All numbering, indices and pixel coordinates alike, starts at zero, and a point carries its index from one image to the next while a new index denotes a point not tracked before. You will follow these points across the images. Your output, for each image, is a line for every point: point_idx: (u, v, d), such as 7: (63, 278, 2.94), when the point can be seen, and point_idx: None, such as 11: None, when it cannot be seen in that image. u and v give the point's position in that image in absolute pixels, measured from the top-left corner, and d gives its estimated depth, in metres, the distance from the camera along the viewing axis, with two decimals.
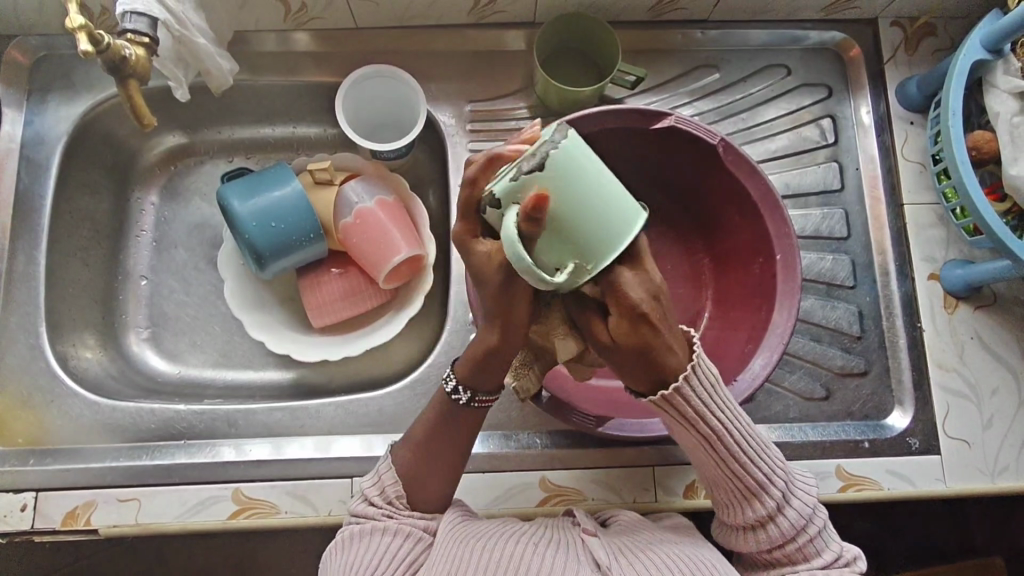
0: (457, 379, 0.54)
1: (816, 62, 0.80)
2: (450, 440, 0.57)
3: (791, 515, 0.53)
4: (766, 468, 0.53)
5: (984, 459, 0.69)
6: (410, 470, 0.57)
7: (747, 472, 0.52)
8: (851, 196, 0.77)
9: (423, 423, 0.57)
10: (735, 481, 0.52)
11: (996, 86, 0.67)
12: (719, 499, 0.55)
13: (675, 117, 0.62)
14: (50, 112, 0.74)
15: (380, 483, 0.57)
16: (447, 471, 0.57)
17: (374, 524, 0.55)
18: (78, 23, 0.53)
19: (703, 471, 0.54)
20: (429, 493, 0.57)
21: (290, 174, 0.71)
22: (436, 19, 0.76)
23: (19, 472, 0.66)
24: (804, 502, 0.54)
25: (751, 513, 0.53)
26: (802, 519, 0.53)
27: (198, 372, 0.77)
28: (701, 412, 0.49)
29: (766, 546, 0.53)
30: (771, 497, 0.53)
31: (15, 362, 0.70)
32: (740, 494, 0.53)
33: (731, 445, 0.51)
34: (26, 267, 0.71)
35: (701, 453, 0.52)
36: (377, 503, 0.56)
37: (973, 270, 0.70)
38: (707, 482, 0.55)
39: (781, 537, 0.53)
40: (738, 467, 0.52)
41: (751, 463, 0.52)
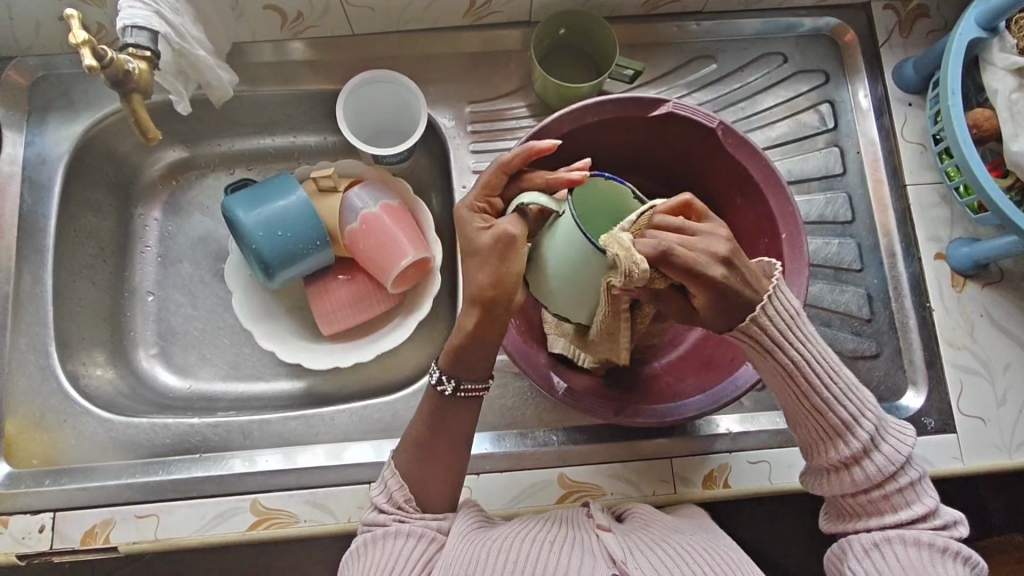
0: (440, 370, 0.56)
1: (812, 48, 0.80)
2: (441, 443, 0.57)
3: (883, 462, 0.52)
4: (853, 409, 0.52)
5: (1001, 435, 0.69)
6: (411, 471, 0.57)
7: (833, 413, 0.52)
8: (854, 180, 0.77)
9: (419, 425, 0.58)
10: (821, 422, 0.53)
11: (993, 64, 0.68)
12: (804, 440, 0.55)
13: (672, 103, 0.62)
14: (51, 131, 0.74)
15: (387, 490, 0.57)
16: (446, 471, 0.57)
17: (384, 528, 0.54)
18: (82, 39, 0.53)
19: (790, 410, 0.54)
20: (430, 494, 0.57)
21: (294, 182, 0.71)
22: (433, 22, 0.76)
23: (34, 493, 0.66)
24: (896, 449, 0.52)
25: (836, 456, 0.53)
26: (893, 467, 0.52)
27: (209, 386, 0.77)
28: (778, 341, 0.50)
29: (850, 489, 0.53)
30: (858, 439, 0.52)
31: (26, 382, 0.69)
32: (828, 433, 0.53)
33: (811, 382, 0.52)
34: (33, 288, 0.71)
35: (779, 390, 0.53)
36: (385, 509, 0.56)
37: (979, 247, 0.70)
38: (791, 425, 0.55)
39: (868, 483, 0.52)
40: (824, 407, 0.52)
41: (835, 404, 0.52)
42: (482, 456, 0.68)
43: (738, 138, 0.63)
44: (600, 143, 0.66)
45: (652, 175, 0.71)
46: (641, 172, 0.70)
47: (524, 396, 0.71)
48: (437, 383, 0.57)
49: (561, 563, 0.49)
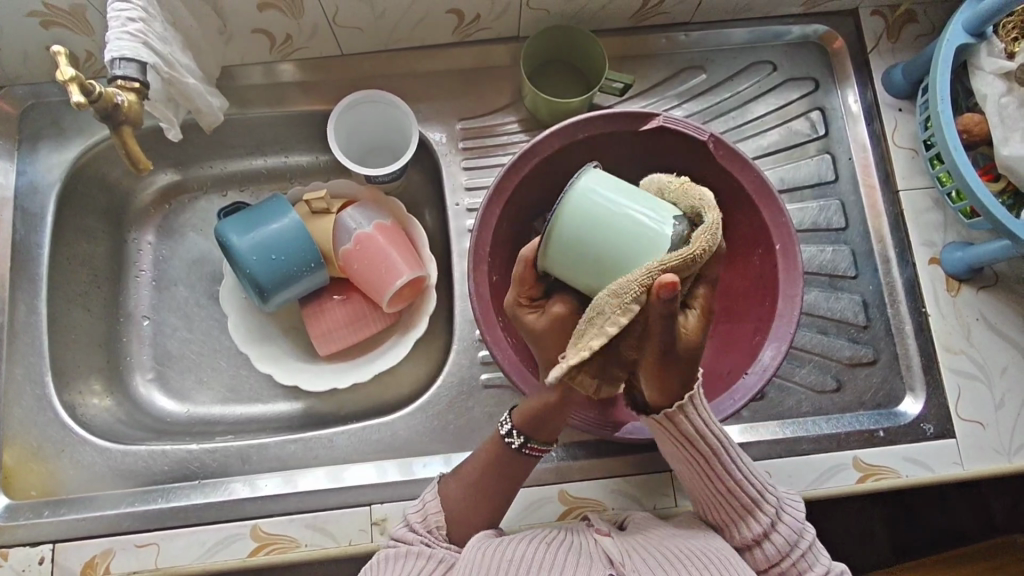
0: (513, 424, 0.57)
1: (801, 56, 0.80)
2: (492, 489, 0.58)
3: (785, 532, 0.55)
4: (757, 487, 0.56)
5: (1000, 439, 0.69)
6: (458, 506, 0.57)
7: (740, 491, 0.55)
8: (846, 186, 0.77)
9: (475, 464, 0.59)
10: (731, 500, 0.55)
11: (981, 68, 0.68)
12: (717, 517, 0.57)
13: (662, 117, 0.62)
14: (41, 159, 0.73)
15: (423, 512, 0.57)
16: (489, 515, 0.58)
17: (409, 547, 0.54)
18: (69, 75, 0.52)
19: (699, 488, 0.57)
20: (469, 528, 0.57)
21: (287, 205, 0.71)
22: (421, 41, 0.76)
23: (34, 524, 0.65)
24: (795, 518, 0.56)
25: (747, 533, 0.55)
26: (794, 535, 0.55)
27: (207, 410, 0.77)
28: (703, 429, 0.53)
29: (763, 563, 0.55)
30: (765, 514, 0.55)
31: (23, 413, 0.69)
32: (738, 510, 0.55)
33: (715, 459, 0.55)
34: (27, 317, 0.71)
35: (692, 471, 0.56)
36: (416, 530, 0.56)
37: (973, 252, 0.70)
38: (704, 504, 0.57)
39: (776, 554, 0.54)
40: (733, 484, 0.55)
41: (744, 484, 0.55)
42: None
43: (729, 149, 0.63)
44: (592, 159, 0.66)
45: None
46: None
47: None
48: (503, 432, 0.58)
49: (560, 563, 0.50)
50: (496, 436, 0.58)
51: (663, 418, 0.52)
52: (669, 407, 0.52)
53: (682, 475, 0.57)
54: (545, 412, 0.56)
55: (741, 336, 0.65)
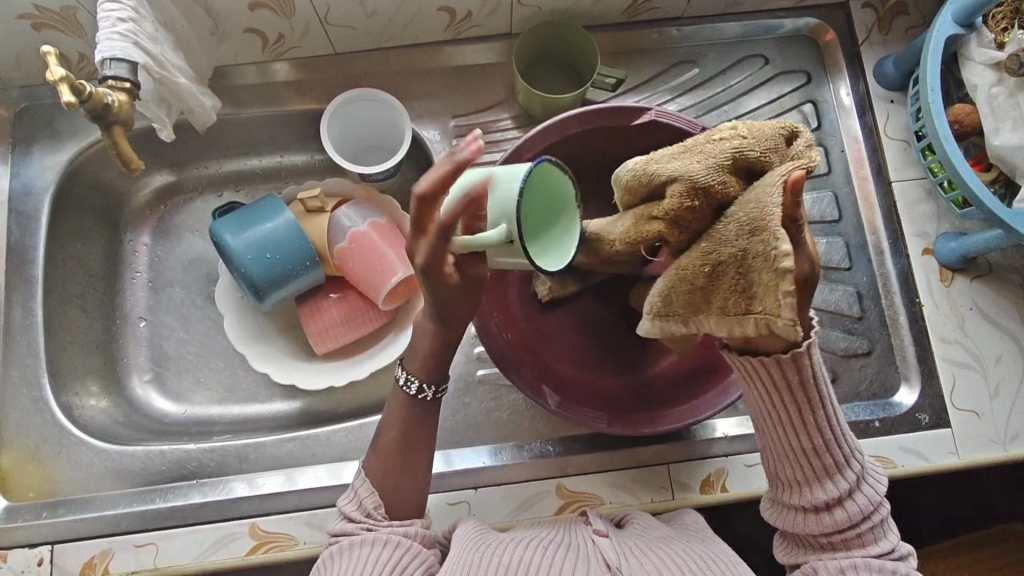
0: (415, 379, 0.58)
1: (793, 49, 0.81)
2: (417, 457, 0.58)
3: (860, 501, 0.52)
4: (841, 452, 0.52)
5: (995, 428, 0.70)
6: (382, 480, 0.57)
7: (826, 451, 0.52)
8: (839, 178, 0.77)
9: (389, 434, 0.58)
10: (807, 459, 0.52)
11: (972, 59, 0.68)
12: (784, 473, 0.54)
13: (654, 111, 0.63)
14: (35, 162, 0.74)
15: (357, 499, 0.56)
16: (417, 482, 0.58)
17: (354, 537, 0.53)
18: (59, 75, 0.52)
19: (776, 439, 0.53)
20: (405, 501, 0.57)
21: (281, 204, 0.71)
22: (414, 39, 0.76)
23: (32, 526, 0.65)
24: (873, 490, 0.53)
25: (810, 493, 0.52)
26: (870, 506, 0.52)
27: (205, 409, 0.77)
28: (818, 378, 0.50)
29: (823, 527, 0.52)
30: (842, 480, 0.52)
31: (19, 415, 0.69)
32: (812, 470, 0.52)
33: (809, 414, 0.51)
34: (23, 320, 0.71)
35: (771, 421, 0.52)
36: (355, 518, 0.55)
37: (965, 242, 0.71)
38: (774, 457, 0.54)
39: (844, 521, 0.52)
40: (817, 445, 0.51)
41: (830, 444, 0.51)
42: (481, 470, 0.68)
43: None
44: (585, 154, 0.67)
45: None
46: None
47: (519, 408, 0.71)
48: (408, 387, 0.58)
49: (556, 567, 0.50)
50: (400, 392, 0.59)
51: (774, 359, 0.49)
52: (785, 351, 0.49)
53: (762, 423, 0.54)
54: (437, 357, 0.57)
55: None
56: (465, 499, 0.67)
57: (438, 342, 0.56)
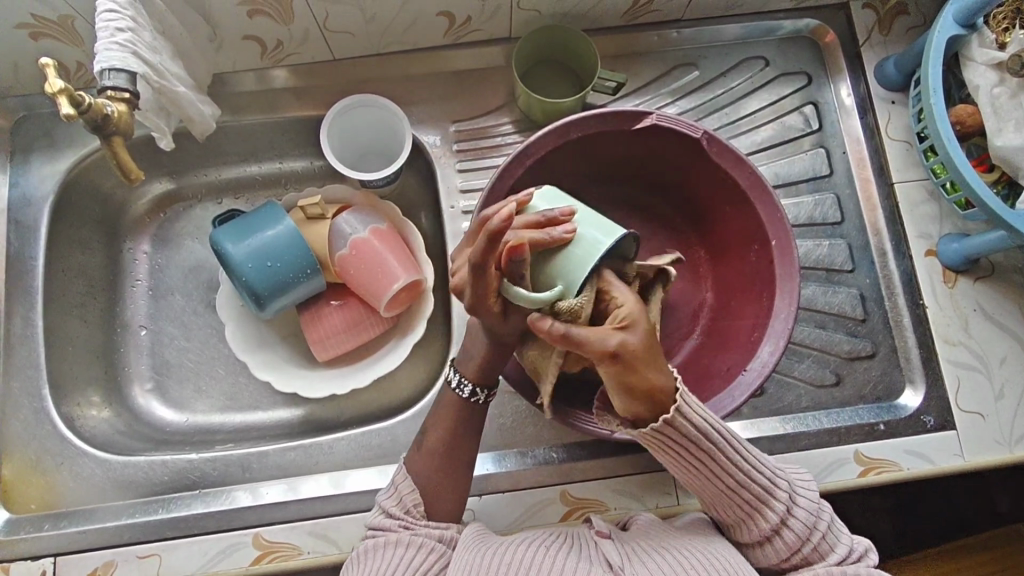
0: (468, 381, 0.59)
1: (793, 50, 0.80)
2: (463, 455, 0.59)
3: (801, 517, 0.52)
4: (766, 475, 0.53)
5: (1001, 429, 0.69)
6: (429, 479, 0.58)
7: (747, 483, 0.52)
8: (841, 180, 0.77)
9: (437, 431, 0.59)
10: (740, 495, 0.52)
11: (973, 59, 0.68)
12: (728, 516, 0.54)
13: (654, 115, 0.62)
14: (34, 171, 0.73)
15: (397, 495, 0.57)
16: (464, 480, 0.59)
17: (391, 534, 0.54)
18: (58, 87, 0.51)
19: (706, 489, 0.54)
20: (443, 502, 0.58)
21: (281, 211, 0.71)
22: (413, 44, 0.76)
23: (34, 538, 0.65)
24: (810, 503, 0.53)
25: (760, 525, 0.52)
26: (811, 518, 0.52)
27: (206, 418, 0.76)
28: (680, 429, 0.50)
29: (784, 554, 0.52)
30: (777, 505, 0.52)
31: (21, 426, 0.69)
32: (748, 505, 0.52)
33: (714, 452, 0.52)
34: (24, 330, 0.70)
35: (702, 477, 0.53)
36: (394, 513, 0.56)
37: (969, 243, 0.70)
38: (714, 504, 0.54)
39: (796, 541, 0.52)
40: (740, 478, 0.52)
41: (749, 475, 0.52)
42: (484, 477, 0.68)
43: (723, 145, 0.63)
44: (586, 159, 0.66)
45: (639, 184, 0.71)
46: (629, 182, 0.71)
47: (522, 414, 0.71)
48: (461, 390, 0.59)
49: (558, 568, 0.50)
50: (451, 394, 0.60)
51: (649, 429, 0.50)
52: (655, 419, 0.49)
53: (688, 480, 0.54)
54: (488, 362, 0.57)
55: (739, 333, 0.65)
56: (469, 506, 0.67)
57: (493, 355, 0.57)
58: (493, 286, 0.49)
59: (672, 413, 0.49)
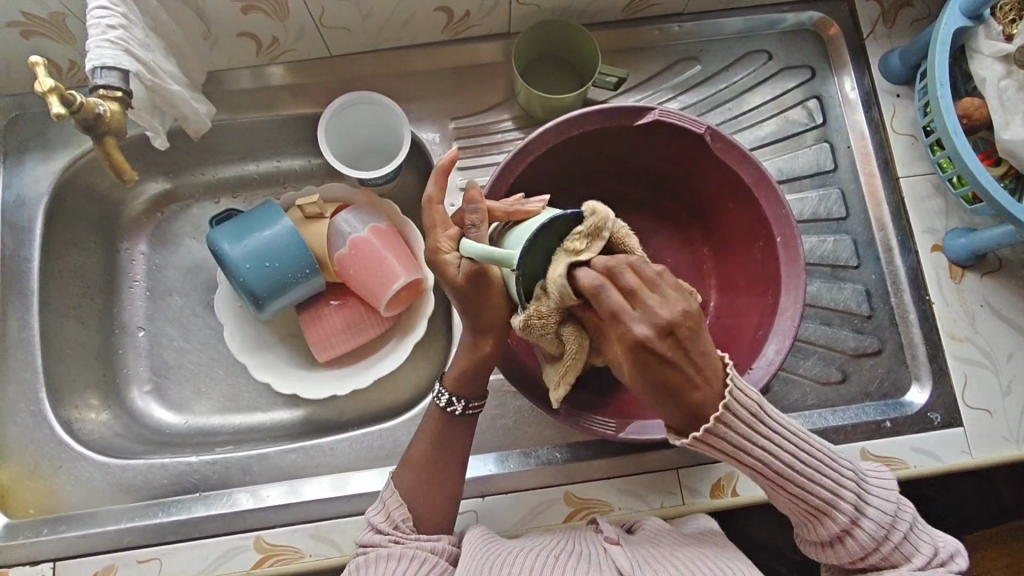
0: (447, 392, 0.58)
1: (796, 43, 0.79)
2: (446, 470, 0.58)
3: (873, 524, 0.49)
4: (830, 482, 0.49)
5: (1008, 426, 0.69)
6: (415, 494, 0.57)
7: (813, 496, 0.49)
8: (846, 175, 0.76)
9: (421, 447, 0.59)
10: (803, 504, 0.50)
11: (980, 52, 0.67)
12: (791, 519, 0.52)
13: (658, 110, 0.61)
14: (28, 172, 0.72)
15: (385, 510, 0.56)
16: (450, 495, 0.58)
17: (379, 550, 0.53)
18: (48, 86, 0.51)
19: (770, 495, 0.51)
20: (432, 516, 0.57)
21: (279, 211, 0.70)
22: (411, 39, 0.75)
23: (33, 543, 0.65)
24: (881, 509, 0.50)
25: (826, 531, 0.50)
26: (883, 528, 0.49)
27: (206, 420, 0.76)
28: (739, 446, 0.47)
29: (848, 558, 0.50)
30: (843, 513, 0.49)
31: (17, 430, 0.68)
32: (814, 514, 0.50)
33: (780, 467, 0.48)
34: (19, 333, 0.70)
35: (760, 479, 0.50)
36: (383, 530, 0.55)
37: (975, 238, 0.69)
38: (775, 506, 0.52)
39: (866, 549, 0.49)
40: (803, 489, 0.49)
41: (813, 484, 0.49)
42: (487, 478, 0.67)
43: (727, 141, 0.62)
44: (588, 154, 0.65)
45: (641, 180, 0.70)
46: (632, 179, 0.70)
47: (525, 414, 0.70)
48: (440, 400, 0.59)
49: None
50: (434, 405, 0.59)
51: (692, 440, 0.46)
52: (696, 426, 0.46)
53: (749, 484, 0.51)
54: (473, 371, 0.56)
55: (744, 330, 0.64)
56: (471, 507, 0.66)
57: (477, 362, 0.56)
58: (448, 230, 0.52)
59: (712, 421, 0.45)
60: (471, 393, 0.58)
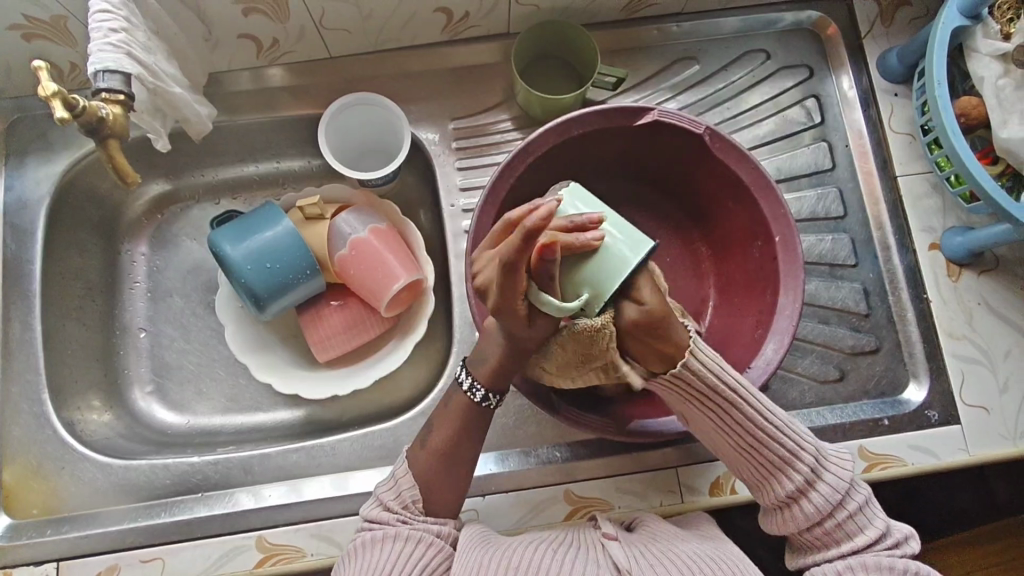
0: (481, 386, 0.57)
1: (794, 43, 0.79)
2: (462, 453, 0.58)
3: (829, 489, 0.53)
4: (792, 442, 0.54)
5: (1005, 424, 0.69)
6: (427, 475, 0.57)
7: (772, 448, 0.54)
8: (844, 174, 0.76)
9: (439, 428, 0.58)
10: (762, 457, 0.54)
11: (977, 51, 0.67)
12: (751, 478, 0.55)
13: (656, 111, 0.62)
14: (29, 174, 0.72)
15: (396, 489, 0.57)
16: (460, 479, 0.58)
17: (388, 528, 0.54)
18: (51, 90, 0.51)
19: (732, 448, 0.55)
20: (443, 500, 0.57)
21: (280, 212, 0.70)
22: (410, 40, 0.75)
23: (37, 544, 0.65)
24: (839, 476, 0.54)
25: (784, 490, 0.54)
26: (839, 494, 0.53)
27: (208, 420, 0.76)
28: (705, 386, 0.52)
29: (803, 523, 0.53)
30: (800, 471, 0.53)
31: (21, 431, 0.69)
32: (772, 469, 0.54)
33: (740, 416, 0.53)
34: (22, 335, 0.70)
35: (722, 430, 0.54)
36: (393, 508, 0.56)
37: (972, 236, 0.70)
38: (737, 463, 0.56)
39: (820, 513, 0.53)
40: (764, 440, 0.53)
41: (774, 439, 0.53)
42: (488, 477, 0.68)
43: (726, 141, 0.63)
44: (587, 155, 0.66)
45: (641, 180, 0.71)
46: (631, 179, 0.71)
47: (525, 413, 0.71)
48: (473, 393, 0.58)
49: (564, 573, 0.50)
50: (462, 395, 0.58)
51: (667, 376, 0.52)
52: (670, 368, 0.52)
53: (712, 436, 0.56)
54: (506, 368, 0.56)
55: (743, 329, 0.65)
56: (472, 506, 0.66)
57: (510, 357, 0.55)
58: (521, 288, 0.46)
59: (682, 364, 0.51)
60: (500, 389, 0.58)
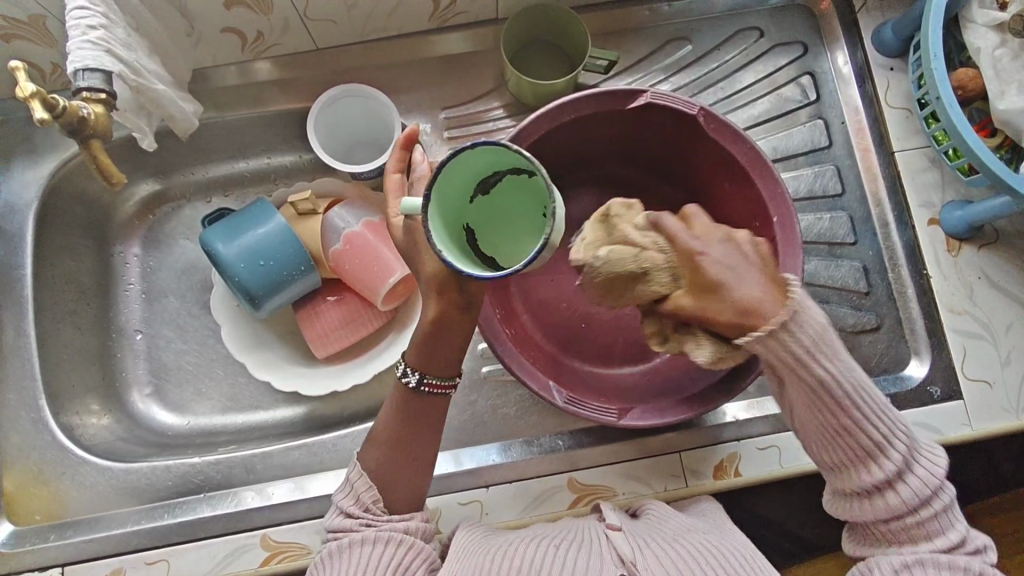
0: (409, 367, 0.56)
1: (788, 19, 0.78)
2: (415, 445, 0.57)
3: (917, 484, 0.50)
4: (885, 431, 0.49)
5: (1008, 397, 0.69)
6: (380, 473, 0.56)
7: (860, 436, 0.49)
8: (841, 150, 0.76)
9: (386, 422, 0.57)
10: (847, 443, 0.49)
11: (973, 21, 0.66)
12: (830, 460, 0.51)
13: (650, 93, 0.61)
14: (15, 178, 0.71)
15: (354, 494, 0.56)
16: (416, 471, 0.57)
17: (352, 535, 0.53)
18: (30, 91, 0.50)
19: (813, 430, 0.50)
20: (401, 493, 0.57)
21: (271, 208, 0.69)
22: (397, 29, 0.74)
23: (42, 549, 0.65)
24: (929, 470, 0.50)
25: (866, 481, 0.50)
26: (928, 488, 0.50)
27: (208, 420, 0.76)
28: (834, 378, 0.47)
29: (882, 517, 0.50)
30: (890, 462, 0.49)
31: (19, 438, 0.68)
32: (857, 458, 0.50)
33: (838, 402, 0.48)
34: (16, 341, 0.69)
35: (811, 412, 0.49)
36: (354, 514, 0.55)
37: (972, 210, 0.69)
38: (816, 446, 0.51)
39: (902, 510, 0.50)
40: (851, 432, 0.49)
41: (867, 425, 0.49)
42: (491, 467, 0.67)
43: (721, 121, 0.61)
44: (580, 137, 0.65)
45: (636, 163, 0.70)
46: (625, 162, 0.70)
47: (527, 403, 0.70)
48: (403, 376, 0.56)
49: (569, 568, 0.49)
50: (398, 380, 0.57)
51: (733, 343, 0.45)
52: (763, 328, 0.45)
53: (797, 414, 0.50)
54: (434, 341, 0.55)
55: None
56: (477, 497, 0.66)
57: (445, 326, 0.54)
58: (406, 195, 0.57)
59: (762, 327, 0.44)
60: (448, 371, 0.57)
